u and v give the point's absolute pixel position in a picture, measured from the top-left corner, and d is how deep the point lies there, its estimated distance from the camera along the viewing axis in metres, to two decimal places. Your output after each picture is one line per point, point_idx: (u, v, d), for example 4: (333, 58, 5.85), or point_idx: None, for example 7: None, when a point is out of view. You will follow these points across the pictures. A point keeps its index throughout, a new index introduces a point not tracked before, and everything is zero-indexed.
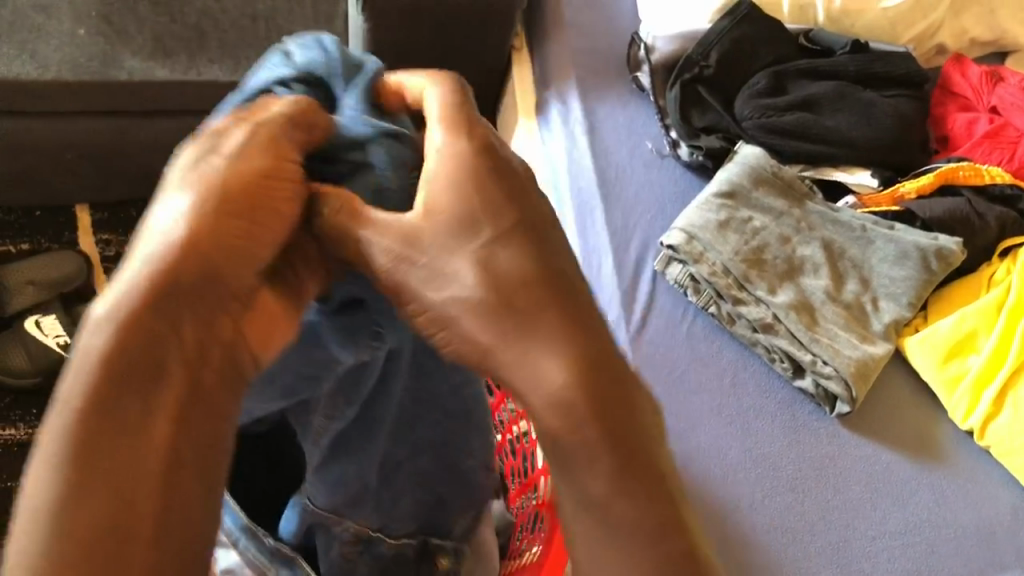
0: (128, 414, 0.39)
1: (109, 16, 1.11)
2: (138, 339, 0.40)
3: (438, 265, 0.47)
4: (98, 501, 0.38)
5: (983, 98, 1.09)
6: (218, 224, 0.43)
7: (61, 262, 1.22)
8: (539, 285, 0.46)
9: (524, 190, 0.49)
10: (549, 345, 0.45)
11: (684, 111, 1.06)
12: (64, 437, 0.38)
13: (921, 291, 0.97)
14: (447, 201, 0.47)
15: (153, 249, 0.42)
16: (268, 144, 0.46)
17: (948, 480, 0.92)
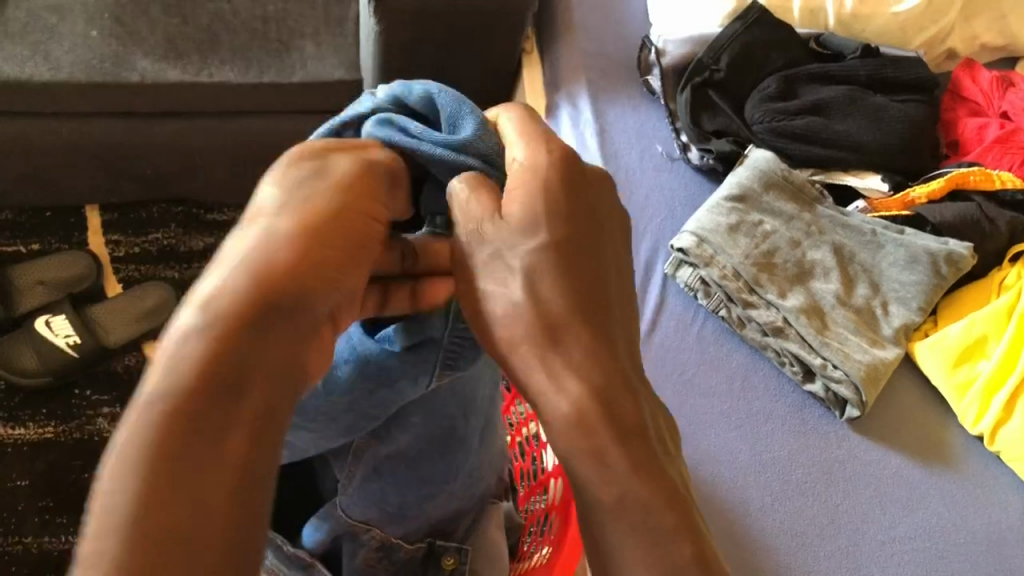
0: (193, 413, 0.38)
1: (121, 17, 1.12)
2: (242, 334, 0.41)
3: (496, 261, 0.50)
4: (176, 500, 0.36)
5: (994, 104, 1.10)
6: (310, 243, 0.45)
7: (72, 263, 1.24)
8: (583, 297, 0.49)
9: (588, 201, 0.52)
10: (582, 355, 0.48)
11: (695, 115, 1.07)
12: (151, 424, 0.38)
13: (931, 296, 0.97)
14: (514, 203, 0.50)
15: (248, 254, 0.44)
16: (363, 177, 0.51)
17: (957, 485, 0.92)
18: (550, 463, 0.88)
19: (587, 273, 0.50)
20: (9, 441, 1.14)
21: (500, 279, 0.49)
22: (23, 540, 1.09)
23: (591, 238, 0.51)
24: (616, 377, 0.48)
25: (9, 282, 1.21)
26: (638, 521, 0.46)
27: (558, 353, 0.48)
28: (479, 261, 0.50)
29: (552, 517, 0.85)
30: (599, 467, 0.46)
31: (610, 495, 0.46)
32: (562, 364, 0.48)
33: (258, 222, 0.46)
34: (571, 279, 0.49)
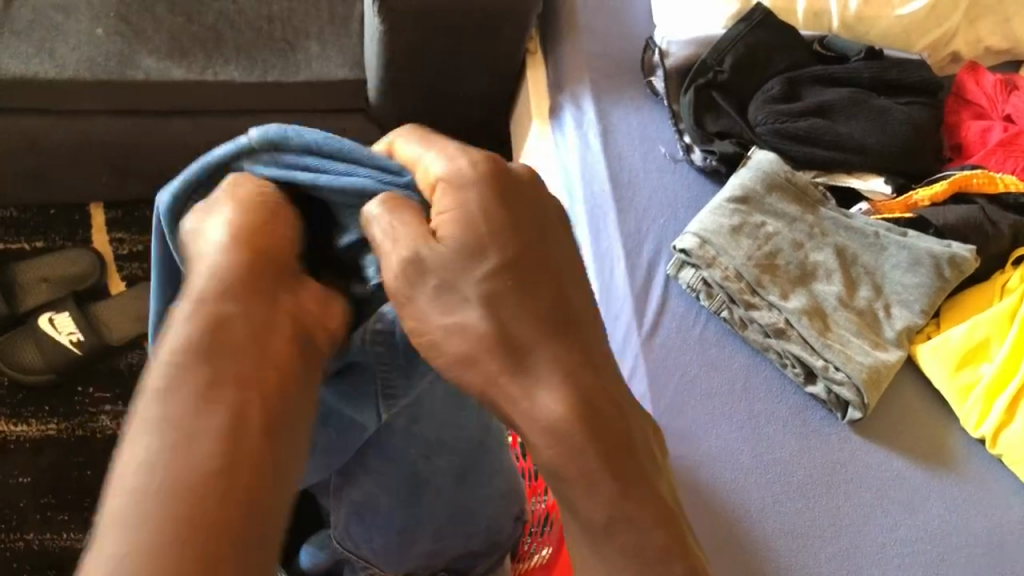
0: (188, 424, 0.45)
1: (127, 16, 1.12)
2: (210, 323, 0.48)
3: (447, 286, 0.51)
4: (182, 476, 0.43)
5: (998, 107, 1.09)
6: (256, 236, 0.51)
7: (75, 260, 1.25)
8: (545, 325, 0.51)
9: (527, 213, 0.53)
10: (548, 381, 0.51)
11: (698, 117, 1.07)
12: (150, 425, 0.45)
13: (933, 299, 0.97)
14: (451, 225, 0.51)
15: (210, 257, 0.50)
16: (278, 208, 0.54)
17: (959, 488, 0.92)
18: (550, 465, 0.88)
19: (541, 290, 0.52)
20: (12, 438, 1.15)
21: (455, 305, 0.51)
22: (24, 537, 1.09)
23: (541, 252, 0.53)
24: (594, 394, 0.51)
25: (13, 280, 1.22)
26: (632, 538, 0.50)
27: (527, 384, 0.51)
28: (429, 289, 0.51)
29: (552, 519, 0.86)
30: (583, 490, 0.50)
31: (599, 514, 0.50)
32: (535, 389, 0.51)
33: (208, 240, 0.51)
34: (526, 298, 0.51)
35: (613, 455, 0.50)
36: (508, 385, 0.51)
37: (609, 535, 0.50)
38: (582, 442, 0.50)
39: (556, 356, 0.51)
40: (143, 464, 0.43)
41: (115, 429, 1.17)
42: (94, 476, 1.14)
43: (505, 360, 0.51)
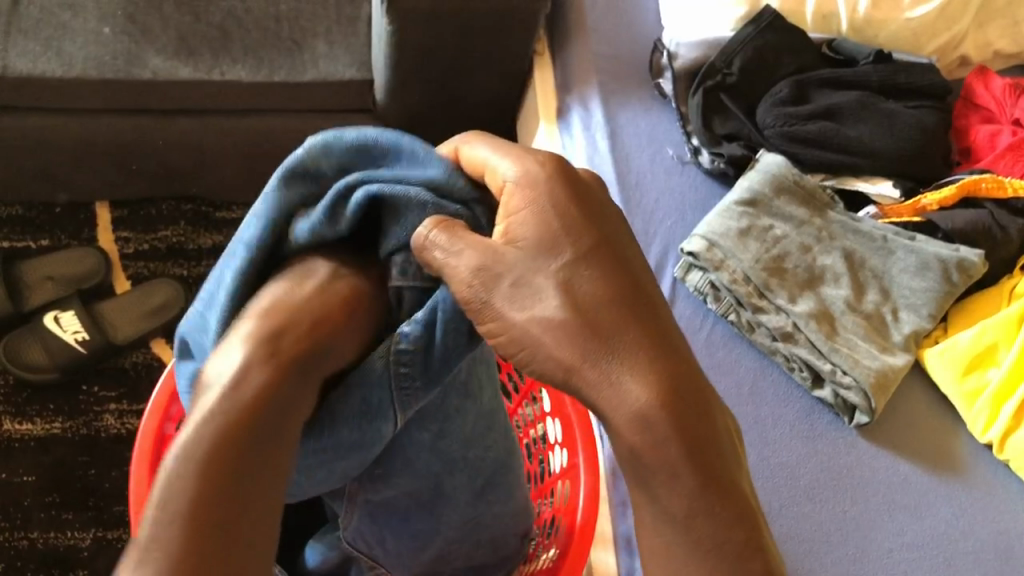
0: (231, 435, 0.46)
1: (134, 15, 1.12)
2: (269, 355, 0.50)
3: (524, 281, 0.48)
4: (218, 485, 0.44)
5: (1007, 111, 1.09)
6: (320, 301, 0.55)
7: (80, 259, 1.25)
8: (618, 303, 0.47)
9: (597, 211, 0.51)
10: (629, 363, 0.46)
11: (706, 120, 1.07)
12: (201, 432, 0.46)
13: (941, 304, 0.97)
14: (520, 226, 0.50)
15: (274, 301, 0.54)
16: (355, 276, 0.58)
17: (965, 492, 0.91)
18: (559, 466, 0.87)
19: (622, 277, 0.48)
20: (15, 436, 1.14)
21: (531, 300, 0.48)
22: (28, 535, 1.09)
23: (618, 243, 0.50)
24: (681, 379, 0.46)
25: (19, 278, 1.22)
26: (710, 534, 0.45)
27: (609, 368, 0.46)
28: (506, 284, 0.48)
29: (558, 520, 0.85)
30: (664, 480, 0.46)
31: (678, 505, 0.45)
32: (618, 374, 0.46)
33: (269, 293, 0.55)
34: (607, 280, 0.48)
35: (698, 446, 0.46)
36: (587, 372, 0.46)
37: (688, 528, 0.45)
38: (667, 432, 0.45)
39: (644, 340, 0.47)
40: (181, 458, 0.45)
41: (119, 429, 1.16)
42: (98, 475, 1.13)
43: (582, 346, 0.46)
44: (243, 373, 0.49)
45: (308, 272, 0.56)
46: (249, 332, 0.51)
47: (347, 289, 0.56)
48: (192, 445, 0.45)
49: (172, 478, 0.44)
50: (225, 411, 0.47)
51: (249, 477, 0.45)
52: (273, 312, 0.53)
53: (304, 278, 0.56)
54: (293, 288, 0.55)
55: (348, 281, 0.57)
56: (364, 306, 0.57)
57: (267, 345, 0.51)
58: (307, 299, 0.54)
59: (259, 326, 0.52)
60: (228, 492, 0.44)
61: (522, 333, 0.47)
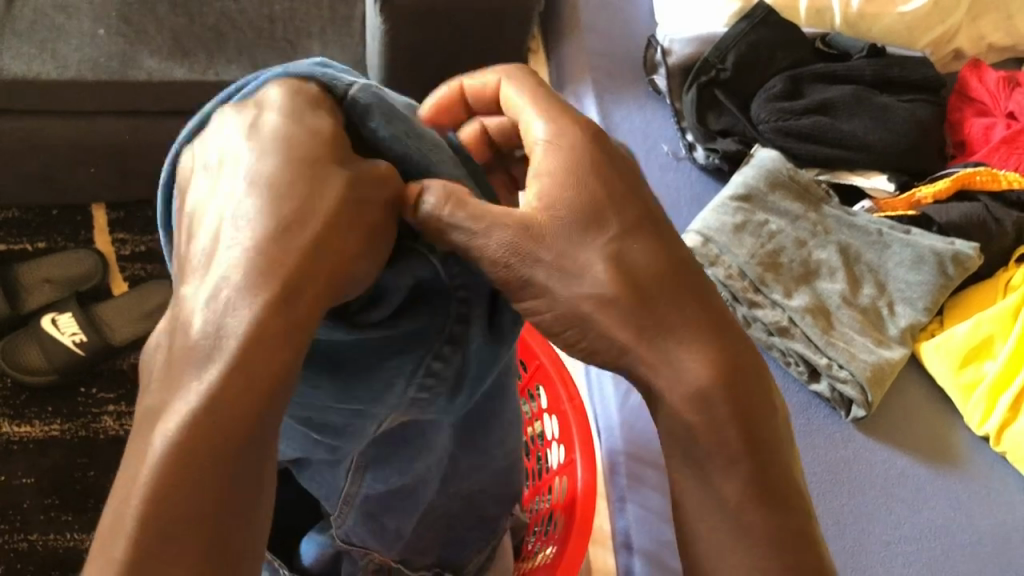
0: (231, 435, 0.34)
1: (128, 17, 1.12)
2: (280, 318, 0.36)
3: (568, 254, 0.43)
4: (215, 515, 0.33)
5: (1001, 104, 1.09)
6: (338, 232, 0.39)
7: (77, 261, 1.25)
8: (672, 279, 0.43)
9: (635, 180, 0.46)
10: (689, 343, 0.43)
11: (699, 116, 1.07)
12: (191, 439, 0.33)
13: (937, 297, 0.97)
14: (554, 190, 0.45)
15: (286, 224, 0.38)
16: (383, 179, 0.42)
17: (962, 484, 0.91)
18: (555, 464, 0.88)
19: (670, 249, 0.44)
20: (13, 438, 1.14)
21: (575, 275, 0.43)
22: (28, 537, 1.08)
23: (655, 218, 0.45)
24: (742, 370, 0.43)
25: (16, 281, 1.22)
26: (763, 517, 0.43)
27: (666, 348, 0.43)
28: (546, 256, 0.43)
29: (556, 515, 0.85)
30: (724, 465, 0.43)
31: (732, 493, 0.43)
32: (676, 353, 0.43)
33: (262, 195, 0.38)
34: (658, 254, 0.44)
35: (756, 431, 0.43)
36: (643, 352, 0.43)
37: (738, 515, 0.43)
38: (725, 415, 0.42)
39: (705, 319, 0.43)
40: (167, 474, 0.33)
41: (119, 429, 1.16)
42: (97, 477, 1.13)
43: (634, 325, 0.43)
44: (247, 336, 0.35)
45: (321, 171, 0.40)
46: (247, 267, 0.36)
47: (371, 200, 0.41)
48: (178, 458, 0.33)
49: (154, 486, 0.33)
50: (230, 414, 0.34)
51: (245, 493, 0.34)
52: (287, 249, 0.37)
53: (315, 179, 0.39)
54: (303, 196, 0.39)
55: (373, 189, 0.41)
56: (387, 225, 0.42)
57: (276, 290, 0.36)
58: (326, 220, 0.39)
59: (258, 253, 0.37)
60: (228, 509, 0.33)
61: (569, 309, 0.43)
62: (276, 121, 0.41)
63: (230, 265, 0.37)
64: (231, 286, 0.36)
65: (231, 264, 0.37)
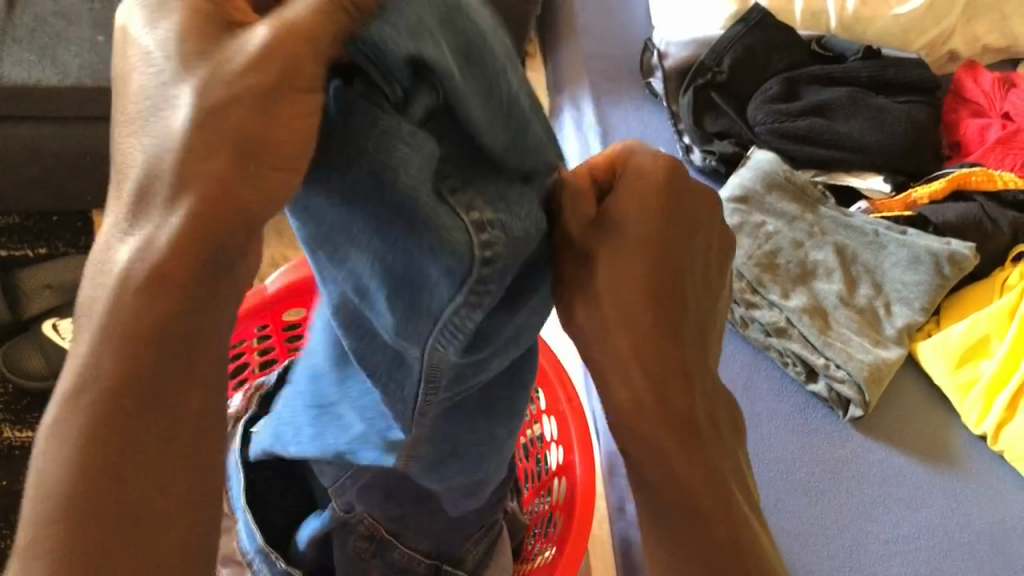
0: (111, 386, 0.33)
1: None
2: (149, 258, 0.33)
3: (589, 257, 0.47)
4: (98, 478, 0.33)
5: (996, 105, 1.10)
6: (206, 144, 0.33)
7: (77, 266, 1.25)
8: (652, 298, 0.47)
9: (678, 210, 0.48)
10: (638, 358, 0.48)
11: (696, 118, 1.08)
12: (73, 397, 0.34)
13: (934, 297, 0.97)
14: (614, 206, 0.48)
15: (151, 152, 0.33)
16: (269, 62, 0.33)
17: (961, 484, 0.92)
18: (554, 464, 0.88)
19: (674, 278, 0.48)
20: (14, 443, 1.14)
21: (581, 273, 0.47)
22: None
23: (675, 254, 0.48)
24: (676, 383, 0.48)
25: (15, 286, 1.22)
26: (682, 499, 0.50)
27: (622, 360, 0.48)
28: (567, 263, 0.48)
29: (555, 516, 0.85)
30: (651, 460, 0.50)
31: (653, 475, 0.50)
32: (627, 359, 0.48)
33: (134, 120, 0.34)
34: (650, 274, 0.47)
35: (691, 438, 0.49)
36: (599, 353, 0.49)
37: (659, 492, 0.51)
38: (654, 418, 0.48)
39: (671, 340, 0.48)
40: (51, 434, 0.34)
41: None
42: None
43: (599, 326, 0.48)
44: (113, 298, 0.34)
45: (170, 82, 0.33)
46: (123, 208, 0.34)
47: (248, 94, 0.33)
48: (63, 419, 0.34)
49: (47, 447, 0.34)
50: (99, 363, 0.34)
51: (137, 469, 0.33)
52: (151, 180, 0.33)
53: (167, 93, 0.33)
54: (156, 123, 0.33)
55: (229, 86, 0.33)
56: (281, 124, 0.34)
57: (135, 245, 0.34)
58: (179, 140, 0.33)
59: (129, 196, 0.34)
60: (113, 469, 0.33)
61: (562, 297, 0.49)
62: (133, 23, 0.35)
63: (116, 203, 0.35)
64: (109, 240, 0.35)
65: (116, 202, 0.35)
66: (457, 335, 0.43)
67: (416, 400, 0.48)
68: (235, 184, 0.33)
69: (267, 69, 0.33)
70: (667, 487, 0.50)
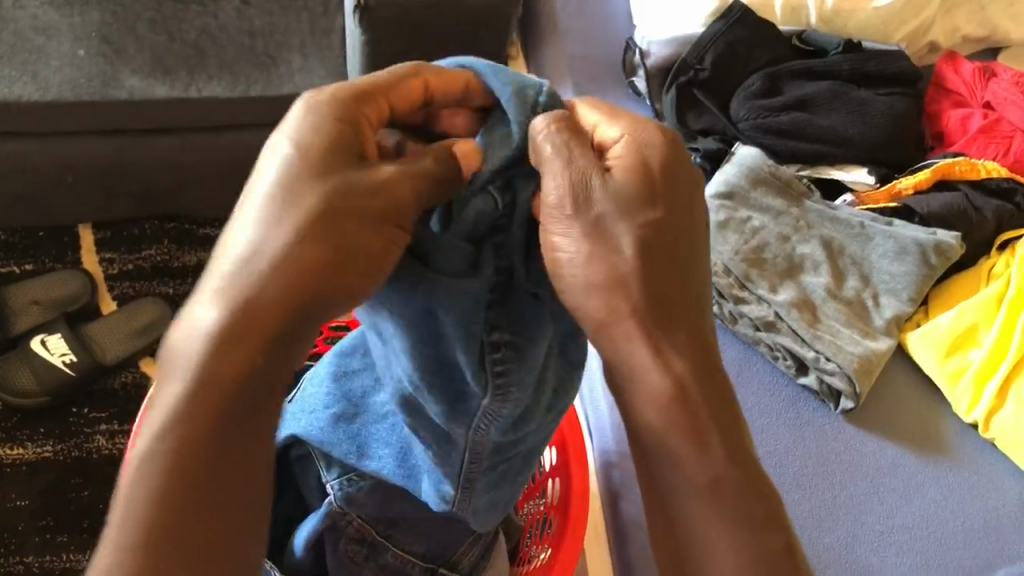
0: (208, 417, 0.44)
1: (109, 37, 1.12)
2: (250, 329, 0.44)
3: (607, 223, 0.47)
4: (175, 496, 0.43)
5: (977, 94, 1.11)
6: (313, 246, 0.45)
7: (64, 281, 1.24)
8: (681, 275, 0.47)
9: (692, 193, 0.49)
10: (675, 337, 0.46)
11: (680, 115, 1.10)
12: (170, 424, 0.44)
13: (922, 287, 0.97)
14: (622, 174, 0.47)
15: (259, 244, 0.45)
16: (383, 187, 0.47)
17: (953, 472, 0.92)
18: (548, 465, 0.88)
19: (689, 246, 0.48)
20: (7, 461, 1.13)
21: (608, 241, 0.46)
22: (24, 560, 1.06)
23: (684, 221, 0.48)
24: (713, 369, 0.47)
25: (5, 303, 1.21)
26: (734, 503, 0.46)
27: (663, 337, 0.46)
28: (591, 217, 0.47)
29: (550, 517, 0.85)
30: (697, 449, 0.46)
31: (703, 477, 0.46)
32: (664, 338, 0.46)
33: (250, 216, 0.46)
34: (676, 244, 0.47)
35: (730, 433, 0.47)
36: (622, 329, 0.46)
37: (712, 496, 0.46)
38: (700, 406, 0.46)
39: (689, 316, 0.47)
40: (144, 451, 0.44)
41: (112, 449, 1.15)
42: (92, 496, 1.11)
43: (638, 299, 0.46)
44: (217, 348, 0.44)
45: (300, 189, 0.46)
46: (223, 286, 0.45)
47: (354, 208, 0.46)
48: (158, 440, 0.44)
49: (140, 460, 0.44)
50: (196, 392, 0.44)
51: (207, 495, 0.43)
52: (258, 265, 0.45)
53: (297, 200, 0.46)
54: (278, 223, 0.45)
55: (348, 195, 0.46)
56: (373, 235, 0.46)
57: (231, 310, 0.44)
58: (294, 237, 0.45)
59: (232, 273, 0.45)
60: (193, 487, 0.43)
61: (578, 278, 0.47)
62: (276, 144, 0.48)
63: (214, 280, 0.46)
64: (204, 304, 0.45)
65: (216, 279, 0.46)
66: (495, 418, 0.54)
67: (463, 466, 0.57)
68: (328, 289, 0.45)
69: (365, 189, 0.46)
70: (721, 488, 0.46)
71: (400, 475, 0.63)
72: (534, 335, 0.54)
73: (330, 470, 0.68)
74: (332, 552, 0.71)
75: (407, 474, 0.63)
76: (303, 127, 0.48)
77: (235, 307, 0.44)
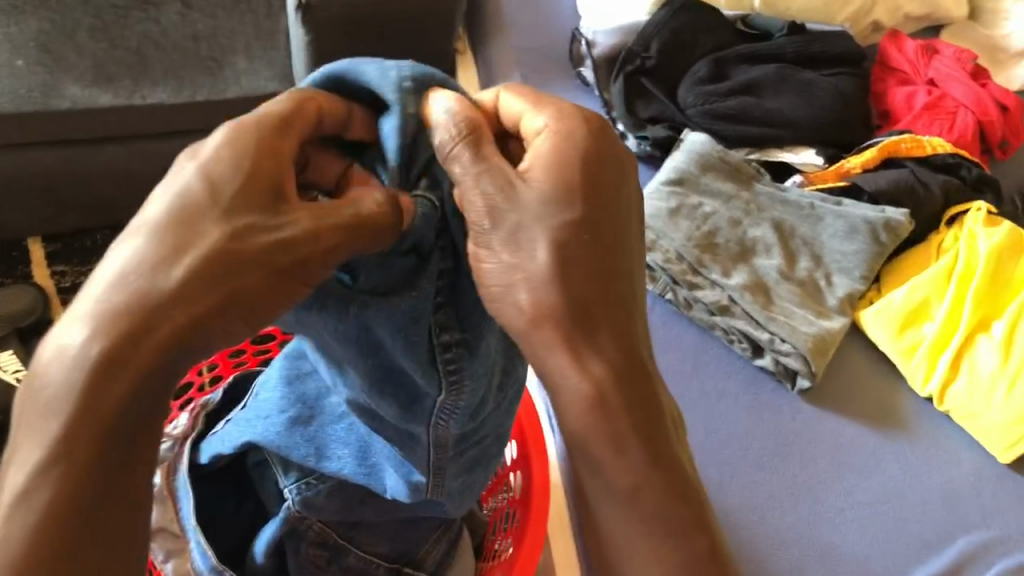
0: (87, 455, 0.41)
1: (47, 45, 1.10)
2: (133, 369, 0.41)
3: (522, 228, 0.47)
4: (53, 537, 0.40)
5: (921, 72, 1.12)
6: (204, 290, 0.42)
7: (16, 296, 1.19)
8: (599, 281, 0.47)
9: (614, 188, 0.49)
10: (596, 343, 0.46)
11: (629, 104, 1.08)
12: (45, 462, 0.40)
13: (873, 264, 0.98)
14: (540, 177, 0.48)
15: (145, 277, 0.42)
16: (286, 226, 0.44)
17: (911, 447, 0.93)
18: (508, 460, 0.87)
19: (608, 246, 0.47)
20: None
21: (524, 249, 0.47)
22: None
23: (605, 220, 0.48)
24: (634, 371, 0.47)
25: None
26: (655, 508, 0.46)
27: (583, 342, 0.46)
28: (510, 223, 0.47)
29: (513, 510, 0.85)
30: (615, 453, 0.46)
31: (625, 480, 0.46)
32: (584, 346, 0.46)
33: (137, 244, 0.43)
34: (592, 245, 0.47)
35: (653, 435, 0.47)
36: (539, 335, 0.46)
37: (632, 500, 0.46)
38: (619, 408, 0.46)
39: (613, 318, 0.47)
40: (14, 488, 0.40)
41: None
42: None
43: (557, 306, 0.46)
44: (91, 386, 0.40)
45: (197, 224, 0.43)
46: (99, 318, 0.41)
47: (253, 249, 0.43)
48: (31, 479, 0.40)
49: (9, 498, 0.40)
50: (69, 431, 0.40)
51: (93, 537, 0.41)
52: (141, 301, 0.41)
53: (190, 239, 0.43)
54: (168, 259, 0.42)
55: (248, 237, 0.43)
56: (269, 279, 0.44)
57: (110, 346, 0.41)
58: (184, 275, 0.42)
59: (110, 305, 0.42)
60: (71, 528, 0.40)
61: (504, 279, 0.47)
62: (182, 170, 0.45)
63: (92, 309, 0.42)
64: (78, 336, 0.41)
65: (94, 308, 0.42)
66: (453, 411, 0.56)
67: (430, 457, 0.59)
68: (215, 335, 0.43)
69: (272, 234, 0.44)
70: (643, 492, 0.46)
71: (361, 474, 0.64)
72: (482, 327, 0.55)
73: (288, 475, 0.68)
74: (292, 556, 0.70)
75: (368, 473, 0.64)
76: (214, 154, 0.46)
77: (115, 344, 0.41)
